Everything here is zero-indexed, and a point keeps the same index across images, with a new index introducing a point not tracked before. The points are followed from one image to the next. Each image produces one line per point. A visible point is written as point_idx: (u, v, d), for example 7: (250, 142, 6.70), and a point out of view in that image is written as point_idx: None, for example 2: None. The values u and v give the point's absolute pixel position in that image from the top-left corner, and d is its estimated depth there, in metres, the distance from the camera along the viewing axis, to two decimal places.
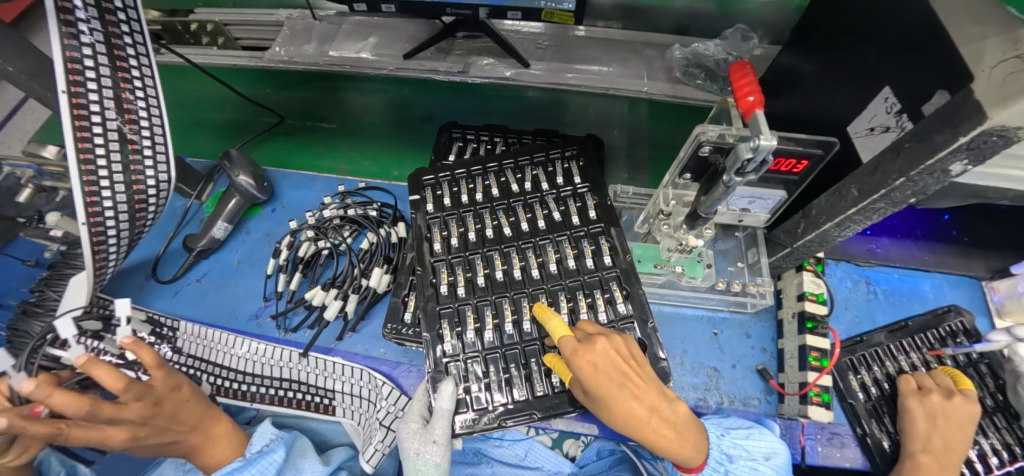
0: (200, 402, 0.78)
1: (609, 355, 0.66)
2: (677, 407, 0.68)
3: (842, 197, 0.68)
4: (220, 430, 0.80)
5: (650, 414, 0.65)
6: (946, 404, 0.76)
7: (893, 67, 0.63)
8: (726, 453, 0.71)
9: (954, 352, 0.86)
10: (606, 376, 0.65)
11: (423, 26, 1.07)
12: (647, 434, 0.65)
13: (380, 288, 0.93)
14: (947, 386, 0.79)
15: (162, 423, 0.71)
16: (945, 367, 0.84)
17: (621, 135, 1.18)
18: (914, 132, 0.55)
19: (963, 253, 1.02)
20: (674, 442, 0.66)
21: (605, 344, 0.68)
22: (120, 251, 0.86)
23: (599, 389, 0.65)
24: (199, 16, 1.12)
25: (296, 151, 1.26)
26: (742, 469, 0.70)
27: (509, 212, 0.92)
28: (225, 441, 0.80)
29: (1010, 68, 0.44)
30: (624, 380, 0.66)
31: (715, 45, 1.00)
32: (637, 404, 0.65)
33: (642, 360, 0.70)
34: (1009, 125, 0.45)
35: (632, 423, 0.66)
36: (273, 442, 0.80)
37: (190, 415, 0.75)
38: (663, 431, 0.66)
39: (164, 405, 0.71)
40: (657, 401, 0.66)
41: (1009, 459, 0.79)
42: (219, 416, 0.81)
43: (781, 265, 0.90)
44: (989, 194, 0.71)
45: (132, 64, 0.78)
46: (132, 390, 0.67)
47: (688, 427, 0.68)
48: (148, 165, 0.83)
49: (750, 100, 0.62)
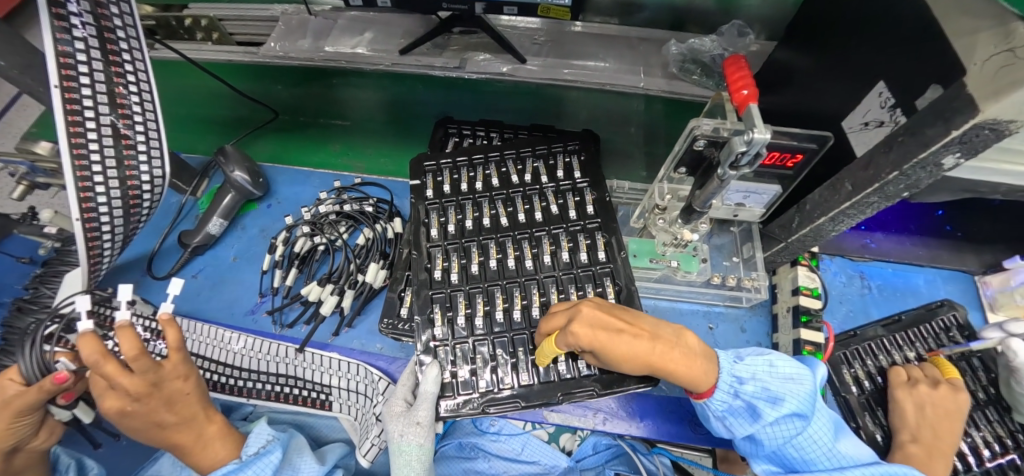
0: (200, 396, 0.76)
1: (594, 313, 0.65)
2: (674, 331, 0.68)
3: (836, 191, 0.68)
4: (213, 431, 0.77)
5: (654, 343, 0.65)
6: (934, 394, 0.77)
7: (887, 62, 0.63)
8: (736, 376, 0.68)
9: (949, 351, 0.87)
10: (602, 331, 0.64)
11: (419, 21, 1.07)
12: (665, 364, 0.64)
13: (376, 283, 0.94)
14: (934, 377, 0.80)
15: (153, 408, 0.70)
16: (934, 357, 0.86)
17: (638, 132, 1.14)
18: (907, 126, 0.56)
19: (956, 248, 1.03)
20: (690, 359, 0.65)
21: (587, 307, 0.67)
22: (114, 247, 0.85)
23: (604, 344, 0.63)
24: (194, 11, 1.11)
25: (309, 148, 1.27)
26: (754, 391, 0.67)
27: (507, 202, 0.92)
28: (218, 443, 0.77)
29: (1002, 60, 0.44)
30: (620, 327, 0.65)
31: (711, 41, 1.00)
32: (638, 341, 0.64)
33: (622, 307, 0.70)
34: (1001, 118, 0.45)
35: (646, 361, 0.64)
36: (268, 444, 0.78)
37: (184, 406, 0.74)
38: (675, 352, 0.65)
39: (160, 388, 0.70)
40: (654, 331, 0.66)
41: (1000, 451, 0.80)
42: (215, 417, 0.79)
43: (776, 260, 0.90)
44: (982, 188, 0.71)
45: (126, 58, 0.77)
46: (137, 364, 0.67)
47: (693, 344, 0.67)
48: (142, 160, 0.83)
49: (743, 93, 0.62)
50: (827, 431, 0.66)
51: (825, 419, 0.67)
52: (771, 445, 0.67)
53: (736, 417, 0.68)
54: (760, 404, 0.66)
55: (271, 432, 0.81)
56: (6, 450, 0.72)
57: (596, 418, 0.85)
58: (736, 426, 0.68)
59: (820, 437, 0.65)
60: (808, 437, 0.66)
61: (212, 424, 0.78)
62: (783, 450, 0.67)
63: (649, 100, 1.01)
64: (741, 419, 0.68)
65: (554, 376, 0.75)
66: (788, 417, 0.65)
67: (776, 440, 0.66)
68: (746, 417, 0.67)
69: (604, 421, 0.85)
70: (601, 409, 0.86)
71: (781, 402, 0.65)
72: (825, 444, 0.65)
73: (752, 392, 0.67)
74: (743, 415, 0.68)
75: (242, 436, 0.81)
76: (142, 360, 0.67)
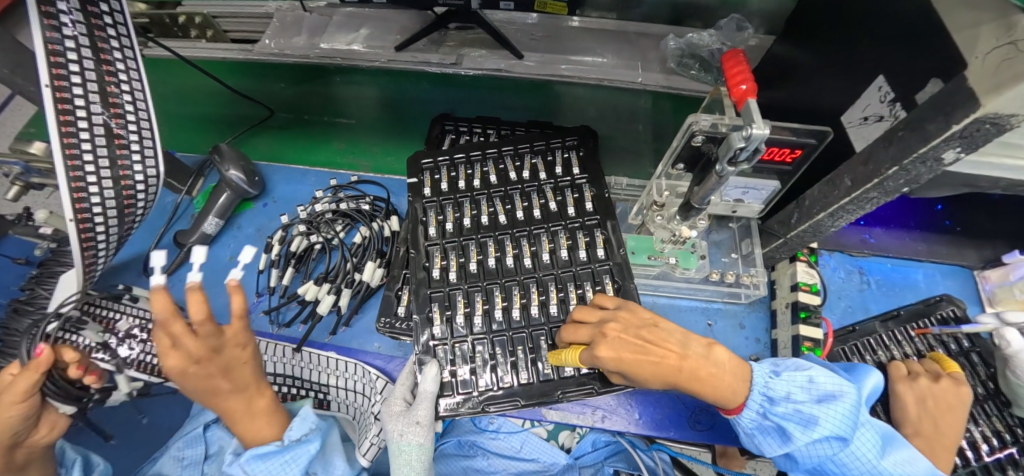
0: (257, 365, 0.72)
1: (618, 336, 0.66)
2: (705, 347, 0.67)
3: (835, 187, 0.68)
4: (262, 406, 0.73)
5: (681, 363, 0.64)
6: (934, 387, 0.76)
7: (887, 57, 0.62)
8: (768, 396, 0.66)
9: (939, 331, 0.89)
10: (625, 354, 0.64)
11: (415, 17, 1.06)
12: (693, 384, 0.63)
13: (373, 282, 0.93)
14: (935, 371, 0.80)
15: (213, 375, 0.65)
16: (933, 353, 0.85)
17: (646, 130, 1.13)
18: (907, 121, 0.55)
19: (955, 243, 1.02)
20: (721, 378, 0.64)
21: (613, 327, 0.68)
22: (110, 248, 0.85)
23: (630, 366, 0.64)
24: (187, 8, 1.09)
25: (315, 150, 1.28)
26: (785, 413, 0.64)
27: (505, 200, 0.92)
28: (263, 419, 0.72)
29: (1003, 54, 0.44)
30: (646, 348, 0.65)
31: (710, 36, 0.99)
32: (664, 363, 0.64)
33: (652, 323, 0.69)
34: (1002, 112, 0.45)
35: (673, 381, 0.64)
36: (310, 433, 0.73)
37: (240, 375, 0.69)
38: (703, 372, 0.63)
39: (222, 354, 0.66)
40: (683, 349, 0.65)
41: (998, 446, 0.80)
42: (265, 391, 0.73)
43: (775, 256, 0.90)
44: (982, 183, 0.71)
45: (117, 57, 0.76)
46: (201, 328, 0.64)
47: (726, 360, 0.65)
48: (135, 160, 0.82)
49: (742, 89, 0.62)
50: (873, 448, 0.63)
51: (871, 435, 0.64)
52: (809, 463, 0.65)
53: (766, 436, 0.66)
54: (790, 427, 0.63)
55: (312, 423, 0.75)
56: (5, 445, 0.69)
57: (595, 415, 0.85)
58: (766, 446, 0.66)
59: (864, 455, 0.63)
60: (850, 455, 0.63)
61: (261, 398, 0.73)
62: (824, 466, 0.65)
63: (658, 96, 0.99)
64: (771, 439, 0.66)
65: (552, 375, 0.75)
66: (823, 439, 0.63)
67: (814, 459, 0.64)
68: (777, 437, 0.65)
69: (603, 419, 0.85)
70: (600, 406, 0.86)
71: (814, 425, 0.63)
72: (869, 461, 0.63)
73: (783, 413, 0.64)
74: (773, 435, 0.66)
75: (286, 413, 0.76)
76: (206, 323, 0.64)
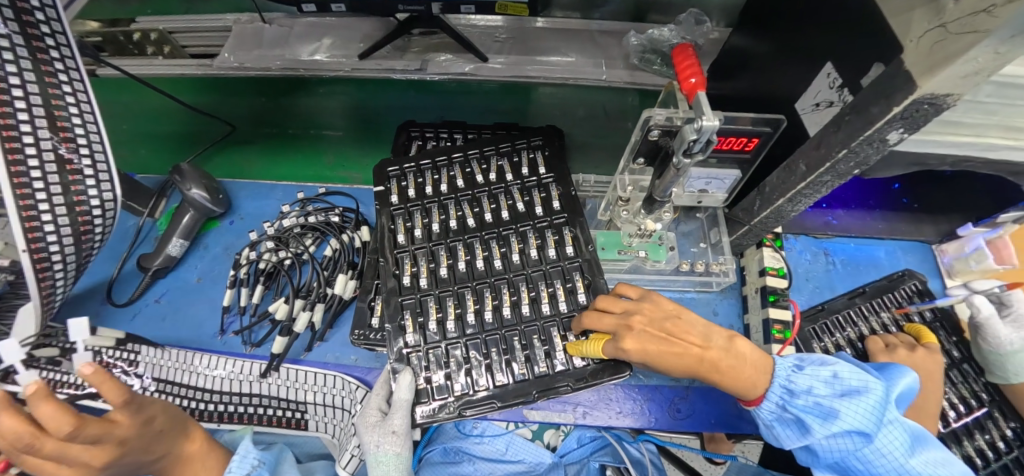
0: (174, 426, 0.70)
1: (645, 329, 0.68)
2: (727, 339, 0.69)
3: (792, 172, 0.70)
4: (193, 449, 0.74)
5: (703, 355, 0.67)
6: (913, 356, 0.80)
7: (833, 45, 0.64)
8: (789, 390, 0.67)
9: (919, 308, 0.92)
10: (651, 347, 0.67)
11: (378, 24, 1.05)
12: (711, 374, 0.67)
13: (345, 295, 0.92)
14: (910, 342, 0.84)
15: (126, 461, 0.63)
16: (910, 324, 0.90)
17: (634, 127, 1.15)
18: (853, 105, 0.57)
19: (913, 219, 1.06)
20: (740, 370, 0.67)
21: (639, 320, 0.69)
22: (68, 278, 0.81)
23: (655, 358, 0.67)
24: (142, 24, 1.06)
25: (308, 161, 1.28)
26: (804, 405, 0.66)
27: (473, 203, 0.91)
28: (198, 462, 0.74)
29: (936, 36, 0.46)
30: (671, 341, 0.67)
31: (669, 31, 1.00)
32: (686, 356, 0.67)
33: (676, 314, 0.70)
34: (937, 92, 0.47)
35: (693, 370, 0.68)
36: (256, 471, 0.73)
37: (160, 445, 0.68)
38: (725, 364, 0.67)
39: (130, 444, 0.62)
40: (706, 341, 0.68)
41: (965, 411, 0.84)
42: (196, 435, 0.75)
43: (742, 242, 0.91)
44: (930, 161, 0.73)
45: (63, 78, 0.73)
46: (81, 437, 0.57)
47: (747, 352, 0.68)
48: (89, 184, 0.78)
49: (692, 82, 0.63)
50: (901, 447, 0.62)
51: (899, 433, 0.63)
52: (831, 457, 0.65)
53: (785, 429, 0.68)
54: (808, 419, 0.65)
55: (257, 455, 0.76)
56: None
57: (576, 413, 0.86)
58: (785, 438, 0.68)
59: (890, 452, 0.62)
60: (875, 451, 0.63)
61: (192, 443, 0.74)
62: (847, 462, 0.65)
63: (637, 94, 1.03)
64: (789, 431, 0.67)
65: (528, 375, 0.75)
66: (843, 433, 0.63)
67: (835, 453, 0.65)
68: (795, 430, 0.67)
69: (584, 415, 0.86)
70: (580, 403, 0.87)
71: (835, 420, 0.63)
72: (896, 459, 0.62)
73: (802, 405, 0.66)
74: (793, 428, 0.67)
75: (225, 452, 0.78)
76: (89, 425, 0.57)
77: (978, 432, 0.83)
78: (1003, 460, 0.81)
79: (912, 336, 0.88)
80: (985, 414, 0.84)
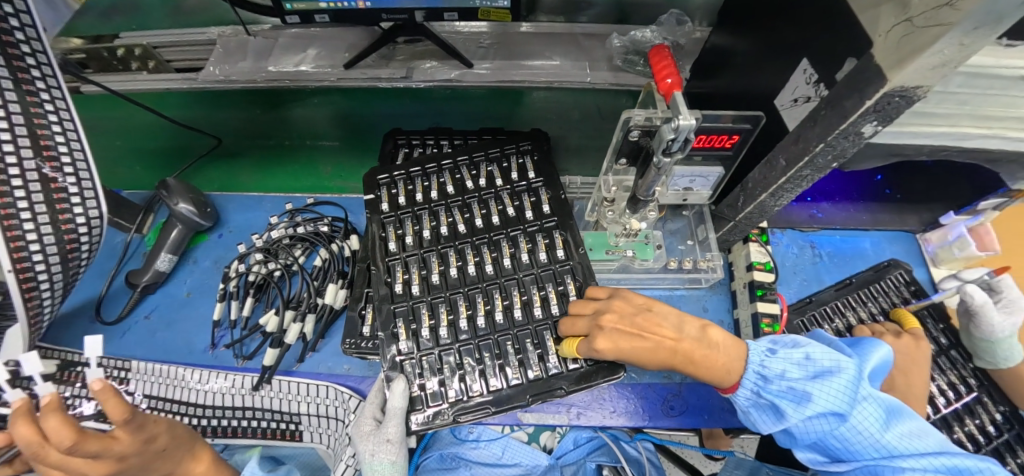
0: (181, 446, 0.67)
1: (616, 327, 0.69)
2: (697, 329, 0.72)
3: (773, 167, 0.71)
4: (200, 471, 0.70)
5: (676, 347, 0.70)
6: (898, 343, 0.82)
7: (808, 41, 0.66)
8: (764, 376, 0.68)
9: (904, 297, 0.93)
10: (625, 343, 0.68)
11: (362, 34, 1.05)
12: (687, 365, 0.70)
13: (336, 304, 0.91)
14: (895, 329, 0.86)
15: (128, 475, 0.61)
16: (896, 309, 0.91)
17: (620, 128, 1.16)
18: (827, 100, 0.58)
19: (896, 210, 1.07)
20: (714, 359, 0.69)
21: (610, 319, 0.70)
22: (56, 297, 0.80)
23: (629, 354, 0.69)
24: (125, 40, 1.05)
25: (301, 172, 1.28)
26: (778, 390, 0.66)
27: (463, 209, 0.92)
28: None
29: (902, 30, 0.47)
30: (642, 336, 0.69)
31: (652, 32, 1.02)
32: (660, 349, 0.69)
33: (647, 309, 0.73)
34: (907, 85, 0.48)
35: (669, 363, 0.70)
36: None
37: (163, 464, 0.65)
38: (697, 354, 0.69)
39: (130, 461, 0.60)
40: (677, 333, 0.71)
41: (955, 397, 0.85)
42: (203, 455, 0.71)
43: (729, 238, 0.92)
44: (908, 151, 0.75)
45: (44, 97, 0.73)
46: (79, 452, 0.55)
47: (718, 339, 0.70)
48: (75, 202, 0.77)
49: (667, 82, 0.65)
50: (876, 422, 0.63)
51: (873, 409, 0.63)
52: (810, 438, 0.66)
53: (762, 414, 0.69)
54: (782, 404, 0.65)
55: None
56: None
57: (570, 414, 0.86)
58: (762, 423, 0.69)
59: (866, 429, 0.63)
60: (852, 429, 0.63)
61: (198, 463, 0.70)
62: (825, 442, 0.66)
63: (621, 96, 1.04)
64: (765, 417, 0.69)
65: (521, 379, 0.75)
66: (818, 415, 0.64)
67: (812, 434, 0.66)
68: (771, 415, 0.68)
69: (578, 416, 0.86)
70: (574, 403, 0.87)
71: (808, 403, 0.64)
72: (872, 435, 0.63)
73: (776, 390, 0.66)
74: (769, 413, 0.68)
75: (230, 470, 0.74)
76: (88, 441, 0.55)
77: (968, 417, 0.84)
78: (994, 444, 0.82)
79: (895, 322, 0.90)
80: (973, 400, 0.86)
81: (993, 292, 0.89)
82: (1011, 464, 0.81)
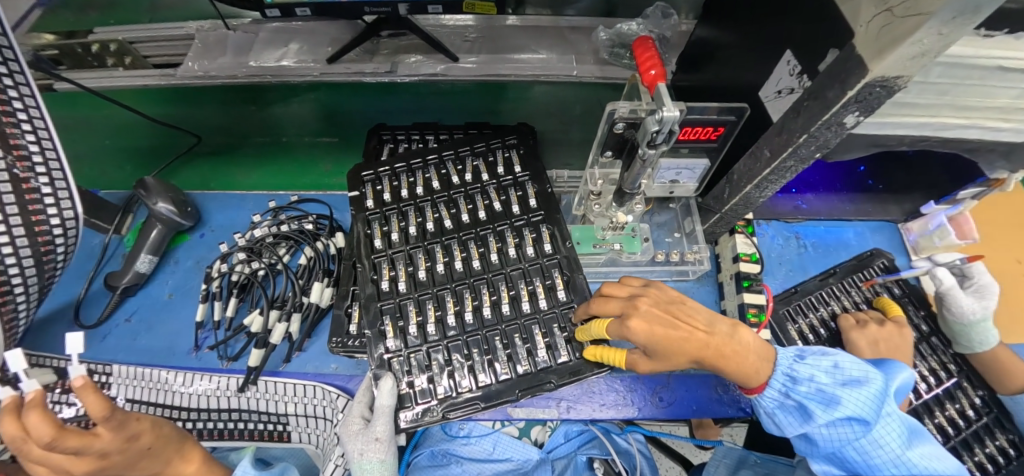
0: (167, 444, 0.64)
1: (651, 310, 0.67)
2: (731, 326, 0.69)
3: (758, 159, 0.71)
4: (191, 472, 0.67)
5: (710, 339, 0.66)
6: (882, 331, 0.84)
7: (790, 33, 0.66)
8: (792, 377, 0.69)
9: (884, 281, 0.96)
10: (658, 327, 0.65)
11: (345, 28, 1.04)
12: (717, 361, 0.67)
13: (323, 302, 0.90)
14: (880, 317, 0.88)
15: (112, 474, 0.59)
16: (880, 298, 0.93)
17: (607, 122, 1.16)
18: (810, 90, 0.58)
19: (878, 200, 1.09)
20: (743, 356, 0.67)
21: (644, 302, 0.68)
22: (31, 302, 0.78)
23: (660, 341, 0.65)
24: (100, 36, 1.01)
25: (300, 171, 1.21)
26: (807, 392, 0.67)
27: (449, 204, 0.91)
28: None
29: (883, 21, 0.47)
30: (677, 323, 0.66)
31: (637, 25, 1.02)
32: (695, 340, 0.66)
33: (684, 301, 0.70)
34: (888, 75, 0.49)
35: (699, 357, 0.67)
36: None
37: (150, 463, 0.62)
38: (729, 349, 0.67)
39: (112, 459, 0.58)
40: (710, 327, 0.68)
41: (936, 382, 0.87)
42: (193, 455, 0.68)
43: (715, 230, 0.93)
44: (889, 142, 0.75)
45: (11, 95, 0.71)
46: (59, 448, 0.54)
47: (750, 341, 0.69)
48: (49, 203, 0.75)
49: (652, 74, 0.65)
50: (898, 438, 0.64)
51: (897, 425, 0.64)
52: (828, 447, 0.66)
53: (787, 415, 0.69)
54: (811, 405, 0.66)
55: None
56: None
57: (560, 408, 0.86)
58: (786, 424, 0.69)
59: (888, 443, 0.64)
60: (873, 442, 0.64)
61: (188, 464, 0.67)
62: (843, 453, 0.66)
63: (607, 91, 1.04)
64: (791, 418, 0.69)
65: (510, 374, 0.75)
66: (844, 421, 0.64)
67: (833, 443, 0.66)
68: (797, 416, 0.68)
69: (568, 410, 0.86)
70: (564, 397, 0.87)
71: (837, 406, 0.64)
72: (893, 450, 0.63)
73: (805, 392, 0.67)
74: (794, 414, 0.69)
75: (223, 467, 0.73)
76: (67, 437, 0.54)
77: (949, 402, 0.86)
78: (973, 428, 0.84)
79: (879, 311, 0.91)
80: (954, 385, 0.87)
81: (966, 278, 0.92)
82: (989, 447, 0.83)
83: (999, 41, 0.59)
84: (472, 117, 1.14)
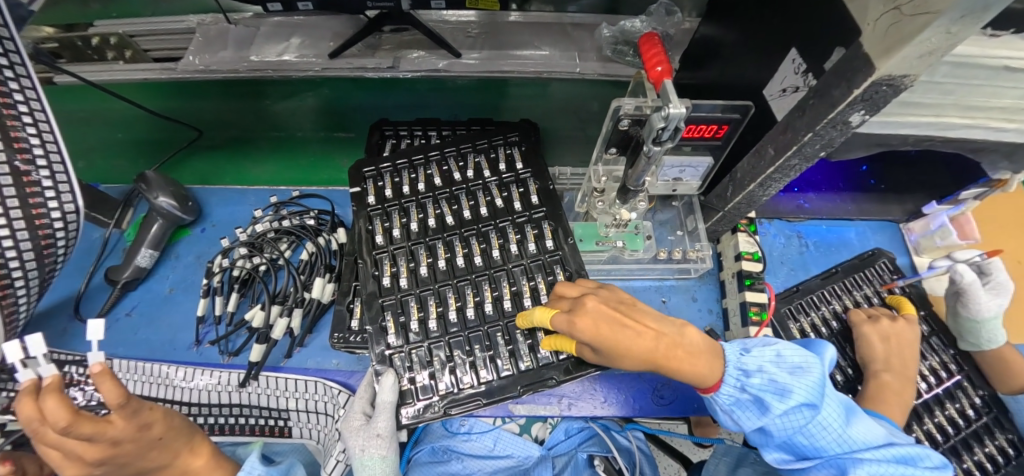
0: (176, 436, 0.64)
1: (598, 307, 0.67)
2: (679, 326, 0.69)
3: (761, 157, 0.71)
4: (199, 465, 0.67)
5: (657, 339, 0.66)
6: (894, 326, 0.84)
7: (795, 31, 0.65)
8: (743, 370, 0.68)
9: (903, 284, 0.94)
10: (603, 326, 0.66)
11: (347, 22, 1.03)
12: (667, 362, 0.66)
13: (324, 298, 0.90)
14: (890, 313, 0.88)
15: (124, 462, 0.59)
16: (891, 296, 0.93)
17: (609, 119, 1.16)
18: (815, 89, 0.58)
19: (880, 199, 1.09)
20: (692, 356, 0.66)
21: (592, 300, 0.69)
22: (31, 296, 0.77)
23: (605, 339, 0.65)
24: (100, 29, 1.01)
25: (319, 167, 1.25)
26: (761, 384, 0.67)
27: (451, 201, 0.91)
28: None
29: (889, 20, 0.47)
30: (624, 323, 0.66)
31: (641, 22, 1.02)
32: (642, 340, 0.65)
33: (633, 304, 0.71)
34: (894, 73, 0.48)
35: (649, 358, 0.66)
36: None
37: (160, 454, 0.62)
38: (678, 349, 0.66)
39: (123, 447, 0.57)
40: (659, 328, 0.68)
41: (936, 382, 0.87)
42: (201, 449, 0.68)
43: (717, 229, 0.93)
44: (892, 141, 0.75)
45: (13, 87, 0.71)
46: (72, 435, 0.53)
47: (699, 341, 0.68)
48: (50, 196, 0.75)
49: (658, 70, 0.64)
50: (839, 418, 0.64)
51: (835, 406, 0.65)
52: (782, 436, 0.67)
53: (745, 410, 0.68)
54: (767, 397, 0.66)
55: (263, 471, 0.71)
56: None
57: (562, 404, 0.87)
58: (745, 419, 0.68)
59: (831, 424, 0.64)
60: (818, 425, 0.64)
61: (198, 458, 0.68)
62: (793, 440, 0.66)
63: (610, 89, 1.04)
64: (750, 412, 0.68)
65: (510, 370, 0.75)
66: (796, 408, 0.64)
67: (786, 431, 0.66)
68: (755, 410, 0.68)
69: (569, 406, 0.87)
70: (565, 394, 0.88)
71: (789, 394, 0.64)
72: (836, 431, 0.64)
73: (758, 384, 0.67)
74: (750, 408, 0.68)
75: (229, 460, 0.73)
76: (82, 423, 0.53)
77: (949, 402, 0.86)
78: (973, 427, 0.84)
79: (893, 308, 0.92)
80: (954, 385, 0.88)
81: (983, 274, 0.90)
82: (989, 447, 0.83)
83: (1005, 41, 0.59)
84: (474, 113, 1.14)
